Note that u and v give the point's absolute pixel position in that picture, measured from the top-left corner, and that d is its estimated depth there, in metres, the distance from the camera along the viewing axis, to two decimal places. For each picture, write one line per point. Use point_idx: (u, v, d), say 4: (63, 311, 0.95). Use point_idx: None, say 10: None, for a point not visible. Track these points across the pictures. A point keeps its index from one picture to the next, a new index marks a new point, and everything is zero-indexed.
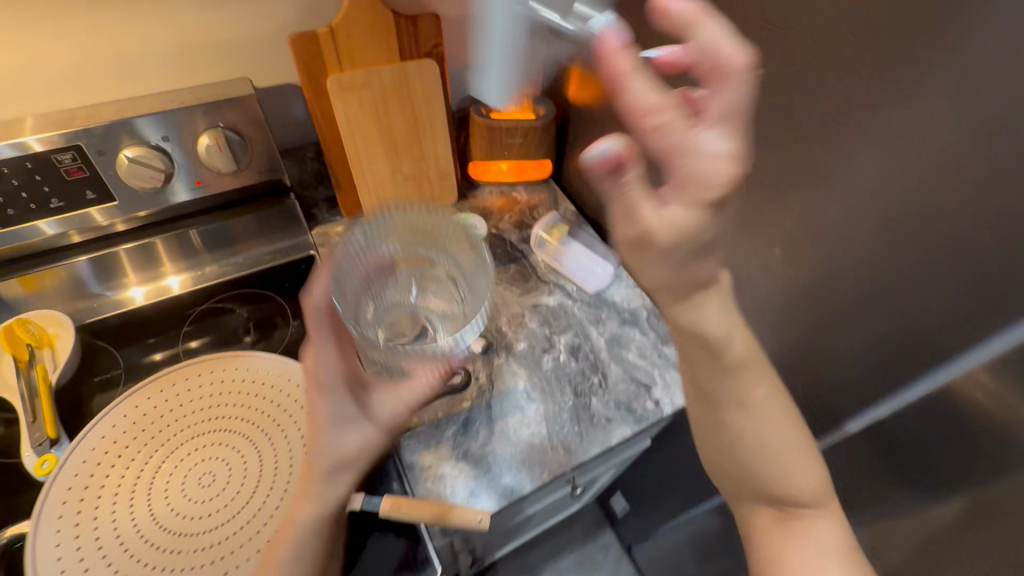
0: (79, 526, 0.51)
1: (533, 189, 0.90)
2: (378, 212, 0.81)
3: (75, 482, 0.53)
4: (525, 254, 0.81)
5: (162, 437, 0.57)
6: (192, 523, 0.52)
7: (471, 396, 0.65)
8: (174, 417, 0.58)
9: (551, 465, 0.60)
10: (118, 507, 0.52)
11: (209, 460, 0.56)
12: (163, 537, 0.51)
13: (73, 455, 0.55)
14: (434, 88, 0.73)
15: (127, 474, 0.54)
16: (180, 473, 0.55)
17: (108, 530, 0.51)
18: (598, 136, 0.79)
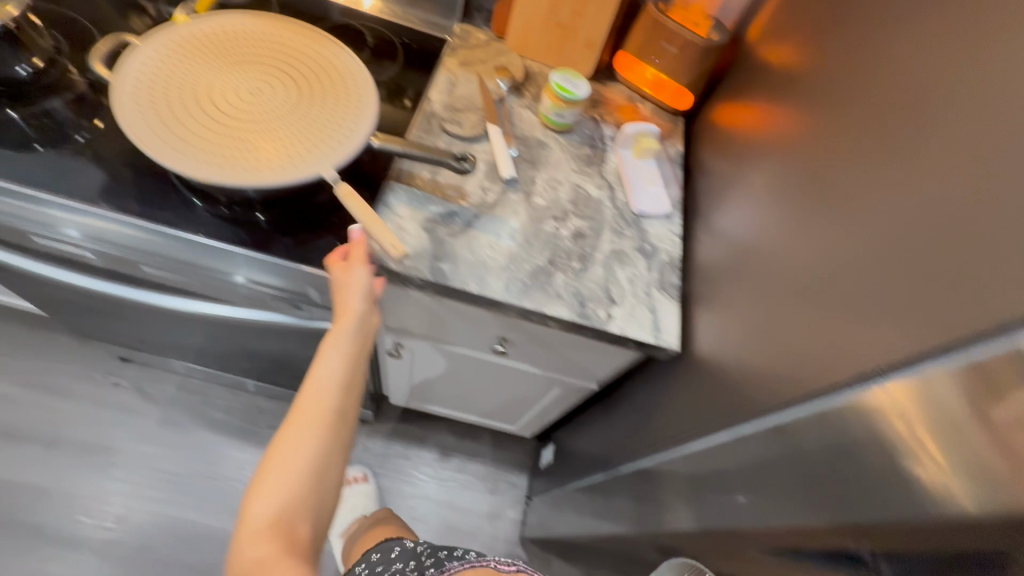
0: (159, 86, 0.64)
1: (659, 113, 0.87)
2: (517, 40, 0.85)
3: (184, 55, 0.67)
4: (607, 148, 0.81)
5: (267, 47, 0.71)
6: (258, 121, 0.65)
7: (470, 200, 0.70)
8: (283, 62, 0.71)
9: (486, 286, 0.64)
10: (208, 71, 0.67)
11: (252, 82, 0.68)
12: (217, 97, 0.65)
13: (197, 68, 0.67)
14: None
15: (236, 54, 0.70)
16: (261, 75, 0.68)
17: (173, 125, 0.62)
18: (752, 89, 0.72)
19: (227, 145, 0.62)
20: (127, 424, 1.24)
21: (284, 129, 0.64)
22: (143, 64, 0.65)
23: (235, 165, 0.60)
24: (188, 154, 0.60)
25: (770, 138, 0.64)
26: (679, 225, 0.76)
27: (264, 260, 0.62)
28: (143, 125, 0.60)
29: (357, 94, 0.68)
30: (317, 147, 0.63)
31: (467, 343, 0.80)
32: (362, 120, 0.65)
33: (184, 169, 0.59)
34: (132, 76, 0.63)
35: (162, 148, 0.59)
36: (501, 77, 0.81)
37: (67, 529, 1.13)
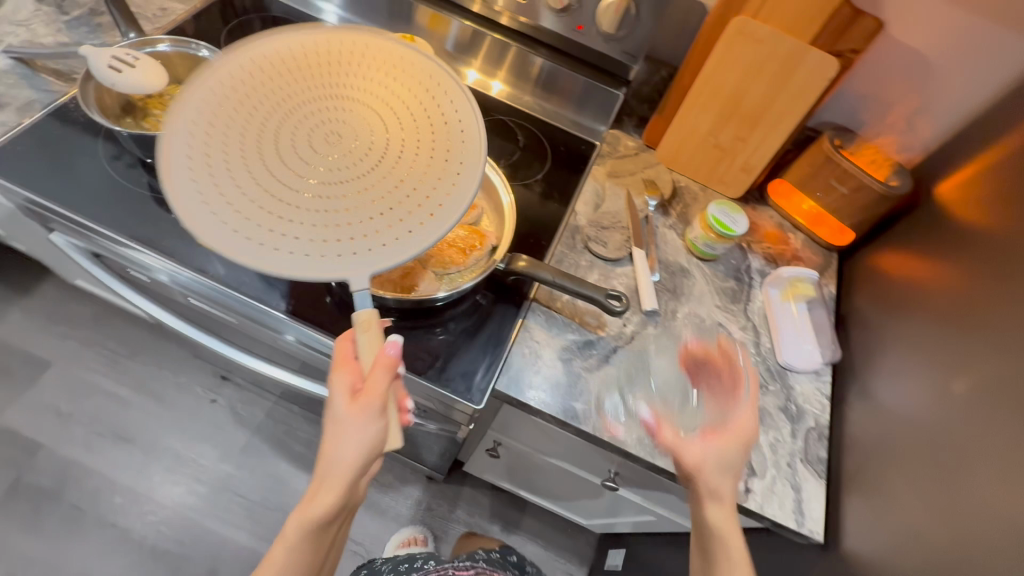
0: (217, 121, 0.49)
1: (812, 245, 0.81)
2: (668, 153, 0.83)
3: (256, 78, 0.51)
4: (753, 284, 0.75)
5: (349, 80, 0.54)
6: (337, 181, 0.50)
7: (608, 330, 0.67)
8: (369, 106, 0.54)
9: (619, 435, 0.61)
10: (262, 113, 0.51)
11: (337, 127, 0.53)
12: (272, 155, 0.50)
13: (274, 100, 0.52)
14: (818, 82, 0.68)
15: (301, 90, 0.53)
16: (339, 128, 0.53)
17: (229, 176, 0.47)
18: (936, 253, 0.65)
19: (293, 210, 0.48)
20: (219, 439, 1.23)
21: (374, 196, 0.50)
22: (199, 84, 0.49)
23: (299, 240, 0.46)
24: (242, 219, 0.46)
25: (918, 300, 0.65)
26: (828, 384, 0.70)
27: (401, 374, 0.62)
28: (183, 174, 0.46)
29: (462, 160, 0.51)
30: (405, 223, 0.48)
31: (575, 463, 0.77)
32: (458, 197, 0.49)
33: (231, 242, 0.45)
34: (187, 102, 0.48)
35: (206, 209, 0.46)
36: (651, 195, 0.79)
37: (153, 537, 1.11)
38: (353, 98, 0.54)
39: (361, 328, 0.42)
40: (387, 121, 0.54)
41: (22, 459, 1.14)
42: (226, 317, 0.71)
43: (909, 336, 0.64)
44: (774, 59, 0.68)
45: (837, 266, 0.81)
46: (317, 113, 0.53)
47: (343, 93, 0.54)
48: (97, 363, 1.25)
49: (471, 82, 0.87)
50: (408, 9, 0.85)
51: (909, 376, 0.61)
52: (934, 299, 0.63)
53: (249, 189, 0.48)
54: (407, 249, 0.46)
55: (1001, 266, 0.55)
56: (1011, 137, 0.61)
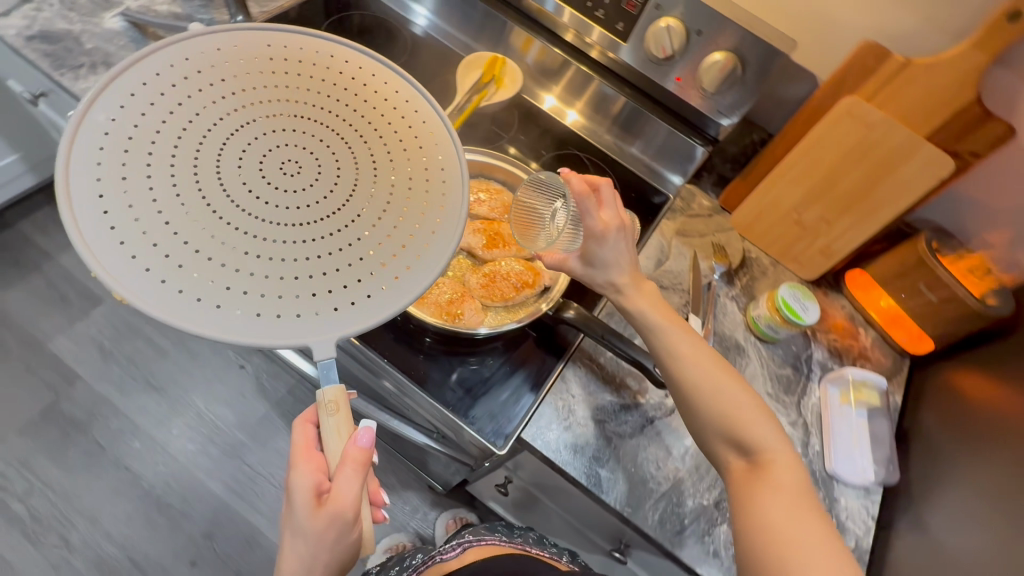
0: (136, 133, 0.39)
1: (882, 346, 0.75)
2: (745, 220, 0.79)
3: (193, 78, 0.41)
4: (811, 376, 0.70)
5: (301, 91, 0.44)
6: (285, 215, 0.40)
7: (648, 398, 0.64)
8: (325, 127, 0.44)
9: (640, 513, 0.58)
10: (175, 123, 0.40)
11: (291, 144, 0.42)
12: (182, 177, 0.39)
13: (208, 104, 0.41)
14: (926, 179, 0.64)
15: (233, 94, 0.42)
16: (282, 146, 0.42)
17: (144, 202, 0.37)
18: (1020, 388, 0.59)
19: (228, 249, 0.38)
20: (241, 406, 1.23)
21: (325, 247, 0.40)
22: (121, 88, 0.39)
23: (234, 290, 0.37)
24: (162, 260, 0.36)
25: (996, 432, 0.59)
26: (877, 504, 0.63)
27: (429, 401, 0.60)
28: (92, 201, 0.36)
29: (442, 205, 0.43)
30: (368, 279, 0.40)
31: (585, 521, 0.75)
32: (434, 253, 0.41)
33: (148, 291, 0.35)
34: (105, 108, 0.38)
35: (115, 244, 0.35)
36: (719, 260, 0.76)
37: (161, 489, 1.13)
38: (313, 111, 0.44)
39: (327, 411, 0.38)
40: (354, 142, 0.44)
41: (60, 387, 1.17)
42: None
43: (976, 472, 0.59)
44: (882, 148, 0.64)
45: (907, 374, 0.75)
46: (263, 123, 0.42)
47: (304, 104, 0.44)
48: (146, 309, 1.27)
49: (547, 108, 0.85)
50: (504, 29, 0.84)
51: (970, 517, 0.56)
52: (1010, 439, 0.57)
53: (169, 218, 0.37)
54: (368, 315, 0.39)
55: None
56: None
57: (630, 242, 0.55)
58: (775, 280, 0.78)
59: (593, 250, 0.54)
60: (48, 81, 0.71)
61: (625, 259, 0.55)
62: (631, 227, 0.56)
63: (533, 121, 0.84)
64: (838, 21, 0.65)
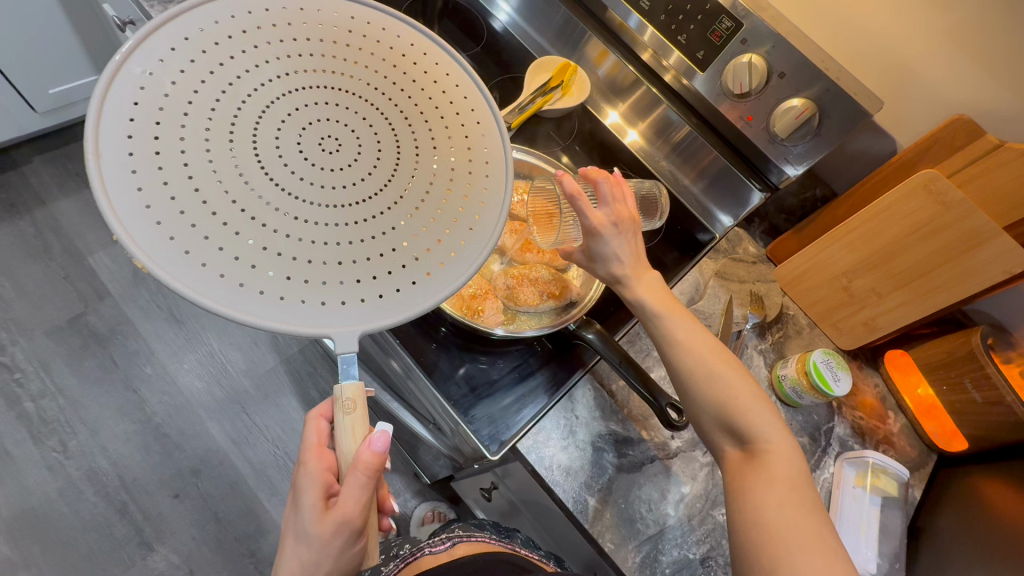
0: (175, 89, 0.38)
1: (909, 435, 0.71)
2: (789, 275, 0.76)
3: (239, 38, 0.40)
4: (828, 450, 0.67)
5: (350, 67, 0.43)
6: (318, 195, 0.39)
7: (652, 435, 0.62)
8: (369, 109, 0.43)
9: (620, 551, 0.56)
10: (216, 83, 0.39)
11: (332, 121, 0.42)
12: (219, 141, 0.38)
13: (252, 69, 0.40)
14: (995, 270, 0.60)
15: (281, 60, 0.41)
16: (324, 122, 0.42)
17: (175, 164, 0.36)
18: None
19: (256, 224, 0.37)
20: (252, 355, 1.25)
21: (356, 233, 0.40)
22: (162, 43, 0.38)
23: (259, 269, 0.37)
24: (188, 229, 0.36)
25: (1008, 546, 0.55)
26: None
27: (432, 390, 0.59)
28: (123, 159, 0.35)
29: (479, 205, 0.43)
30: (393, 270, 0.40)
31: (564, 547, 0.73)
32: (465, 256, 0.41)
33: (171, 261, 0.35)
34: (145, 60, 0.38)
35: (140, 207, 0.35)
36: (754, 311, 0.73)
37: (161, 417, 1.16)
38: (360, 89, 0.43)
39: (343, 409, 0.38)
40: (397, 127, 0.43)
41: (90, 299, 1.22)
42: None
43: None
44: (953, 230, 0.60)
45: (931, 470, 0.70)
46: (306, 95, 0.41)
47: (353, 79, 0.43)
48: None
49: (608, 124, 0.84)
50: (581, 37, 0.82)
51: None
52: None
53: (197, 184, 0.36)
54: (391, 308, 0.39)
55: None
56: None
57: (631, 236, 0.53)
58: (808, 342, 0.75)
59: (591, 246, 0.53)
60: (139, 8, 0.74)
61: (625, 254, 0.52)
62: (632, 220, 0.53)
63: (592, 134, 0.83)
64: (932, 89, 0.62)
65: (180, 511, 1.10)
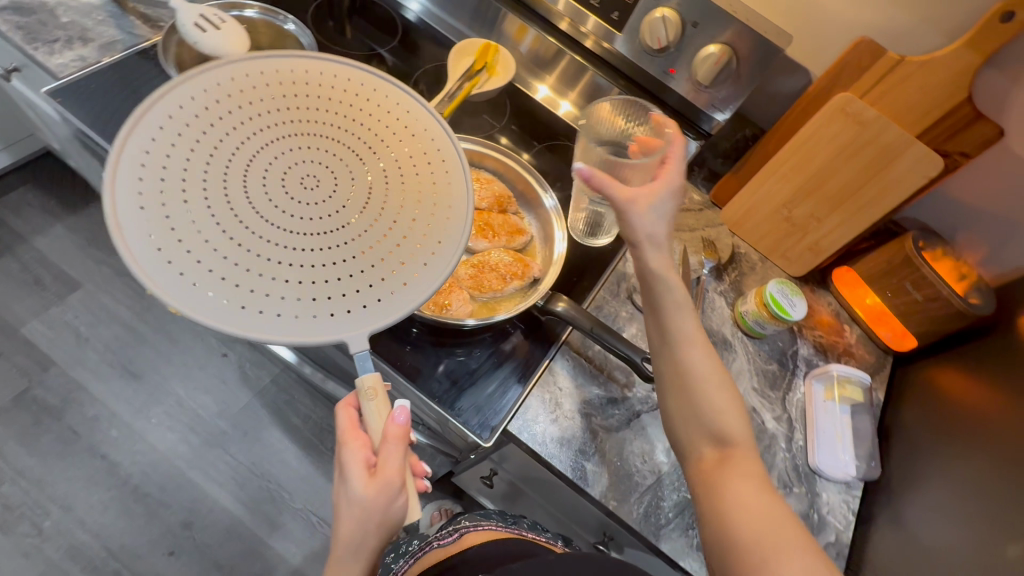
0: (173, 145, 0.39)
1: (866, 343, 0.76)
2: (734, 216, 0.79)
3: (220, 88, 0.42)
4: (796, 372, 0.71)
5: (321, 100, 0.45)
6: (316, 226, 0.41)
7: (635, 391, 0.64)
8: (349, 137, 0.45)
9: (625, 507, 0.58)
10: (210, 134, 0.41)
11: (315, 155, 0.44)
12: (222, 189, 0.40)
13: (238, 121, 0.42)
14: (916, 176, 0.64)
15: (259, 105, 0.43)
16: (307, 156, 0.43)
17: (185, 215, 0.38)
18: (1001, 384, 0.62)
19: (265, 261, 0.39)
20: (221, 395, 1.21)
21: (353, 254, 0.41)
22: (160, 104, 0.40)
23: (273, 300, 0.38)
24: (207, 273, 0.37)
25: (970, 420, 0.63)
26: (857, 499, 0.65)
27: (416, 393, 0.59)
28: (136, 216, 0.37)
29: (446, 206, 0.44)
30: (397, 282, 0.41)
31: (571, 515, 0.74)
32: (443, 250, 0.42)
33: (197, 304, 0.36)
34: (141, 128, 0.39)
35: (162, 261, 0.36)
36: (708, 256, 0.76)
37: (138, 478, 1.11)
38: (335, 119, 0.45)
39: (366, 396, 0.40)
40: (374, 149, 0.45)
41: (34, 372, 1.14)
42: None
43: (952, 465, 0.61)
44: (873, 146, 0.64)
45: (890, 371, 0.76)
46: (291, 135, 0.43)
47: (327, 111, 0.45)
48: (124, 295, 1.24)
49: (539, 98, 0.84)
50: (496, 14, 0.82)
51: (938, 501, 0.60)
52: (988, 432, 0.60)
53: (208, 232, 0.38)
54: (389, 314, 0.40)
55: None
56: None
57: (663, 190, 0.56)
58: (763, 275, 0.78)
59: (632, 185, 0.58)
60: (19, 54, 0.68)
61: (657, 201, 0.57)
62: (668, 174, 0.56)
63: (525, 111, 0.83)
64: (833, 17, 0.65)
65: (179, 567, 1.06)
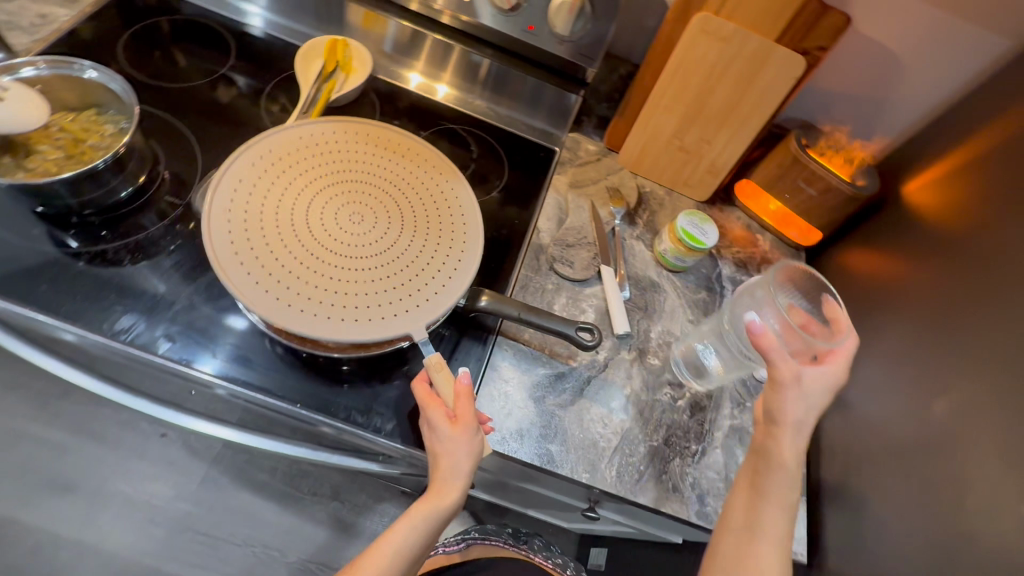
0: (248, 215, 0.56)
1: (780, 246, 0.80)
2: (631, 157, 0.79)
3: (277, 169, 0.59)
4: (724, 292, 0.74)
5: (346, 163, 0.62)
6: (365, 252, 0.57)
7: (580, 359, 0.64)
8: (371, 183, 0.62)
9: (599, 474, 0.58)
10: (275, 202, 0.57)
11: (351, 202, 0.60)
12: (289, 237, 0.56)
13: (293, 189, 0.59)
14: (784, 79, 0.65)
15: (303, 175, 0.60)
16: (345, 204, 0.60)
17: (271, 261, 0.54)
18: (901, 251, 0.67)
19: (333, 282, 0.55)
20: (173, 477, 1.12)
21: (394, 267, 0.57)
22: (226, 187, 0.56)
23: (348, 308, 0.54)
24: (295, 296, 0.53)
25: (882, 291, 0.67)
26: None
27: (362, 432, 0.56)
28: (224, 236, 0.54)
29: (464, 220, 0.61)
30: (434, 283, 0.57)
31: (554, 492, 0.75)
32: (470, 253, 0.59)
33: (294, 319, 0.52)
34: (228, 206, 0.55)
35: (263, 294, 0.52)
36: (617, 204, 0.76)
37: None
38: (361, 175, 0.62)
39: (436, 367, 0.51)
40: (393, 191, 0.62)
41: None
42: (139, 375, 0.62)
43: (877, 336, 0.66)
44: (740, 59, 0.65)
45: (806, 265, 0.80)
46: (330, 192, 0.60)
47: (353, 171, 0.62)
48: (25, 409, 1.11)
49: (414, 87, 0.79)
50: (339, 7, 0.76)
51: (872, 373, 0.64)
52: (900, 298, 0.65)
53: (290, 269, 0.54)
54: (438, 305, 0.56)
55: (970, 265, 0.57)
56: (991, 134, 0.61)
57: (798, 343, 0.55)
58: (673, 208, 0.79)
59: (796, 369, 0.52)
60: None
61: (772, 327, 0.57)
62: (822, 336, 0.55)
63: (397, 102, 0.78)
64: None
65: None
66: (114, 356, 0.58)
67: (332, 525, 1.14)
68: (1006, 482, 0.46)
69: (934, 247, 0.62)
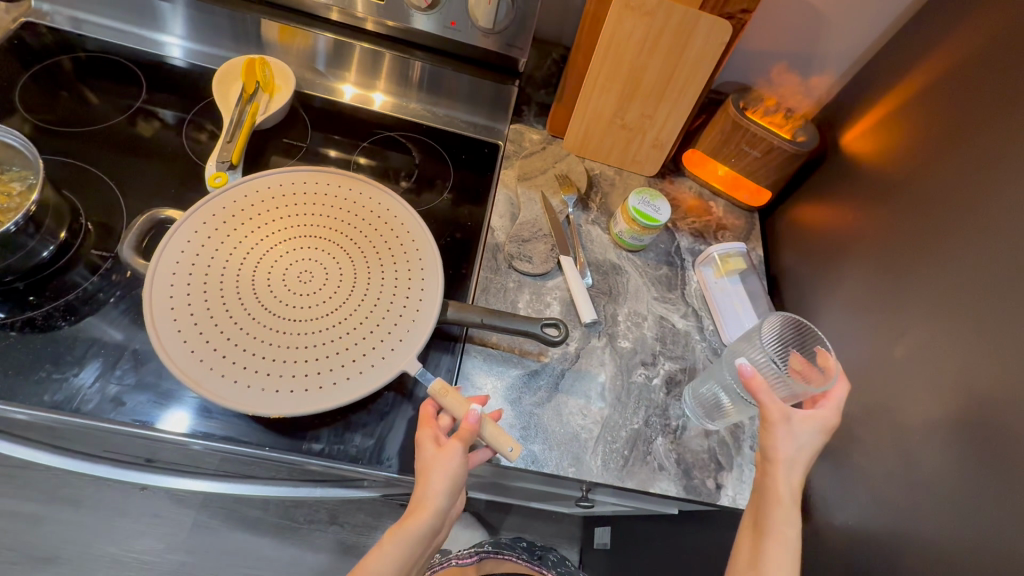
0: (190, 288, 0.55)
1: (734, 210, 0.80)
2: (576, 141, 0.78)
3: (221, 233, 0.58)
4: (685, 264, 0.74)
5: (291, 218, 0.61)
6: (316, 312, 0.56)
7: (551, 354, 0.63)
8: (317, 237, 0.60)
9: (584, 465, 0.58)
10: (219, 269, 0.56)
11: (300, 259, 0.59)
12: (234, 305, 0.55)
13: (237, 254, 0.58)
14: (713, 46, 0.65)
15: (247, 236, 0.59)
16: (292, 262, 0.58)
17: (216, 334, 0.53)
18: (848, 201, 0.68)
19: (282, 350, 0.53)
20: (161, 530, 1.08)
21: (346, 326, 0.55)
22: (170, 258, 0.56)
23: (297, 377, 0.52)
24: (240, 370, 0.52)
25: (834, 242, 0.69)
26: None
27: (340, 463, 0.55)
28: (168, 315, 0.53)
29: (420, 261, 0.60)
30: (389, 340, 0.55)
31: (546, 485, 0.75)
32: (428, 299, 0.58)
33: (239, 395, 0.51)
34: (169, 280, 0.54)
35: (208, 370, 0.51)
36: (568, 192, 0.75)
37: None
38: (309, 228, 0.61)
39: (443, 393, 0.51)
40: (343, 242, 0.61)
41: None
42: (93, 442, 0.59)
43: (835, 287, 0.67)
44: (668, 32, 0.64)
45: (761, 225, 0.81)
46: (277, 251, 0.59)
47: (300, 225, 0.61)
48: None
49: (349, 99, 0.76)
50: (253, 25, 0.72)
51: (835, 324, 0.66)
52: (852, 247, 0.66)
53: (236, 341, 0.53)
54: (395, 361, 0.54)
55: (912, 207, 0.59)
56: (917, 76, 0.62)
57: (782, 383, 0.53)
58: (625, 187, 0.79)
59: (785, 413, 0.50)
60: None
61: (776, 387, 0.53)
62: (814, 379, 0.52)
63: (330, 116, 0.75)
64: None
65: None
66: (63, 427, 0.55)
67: (334, 550, 1.12)
68: (966, 410, 0.48)
69: (878, 194, 0.64)
